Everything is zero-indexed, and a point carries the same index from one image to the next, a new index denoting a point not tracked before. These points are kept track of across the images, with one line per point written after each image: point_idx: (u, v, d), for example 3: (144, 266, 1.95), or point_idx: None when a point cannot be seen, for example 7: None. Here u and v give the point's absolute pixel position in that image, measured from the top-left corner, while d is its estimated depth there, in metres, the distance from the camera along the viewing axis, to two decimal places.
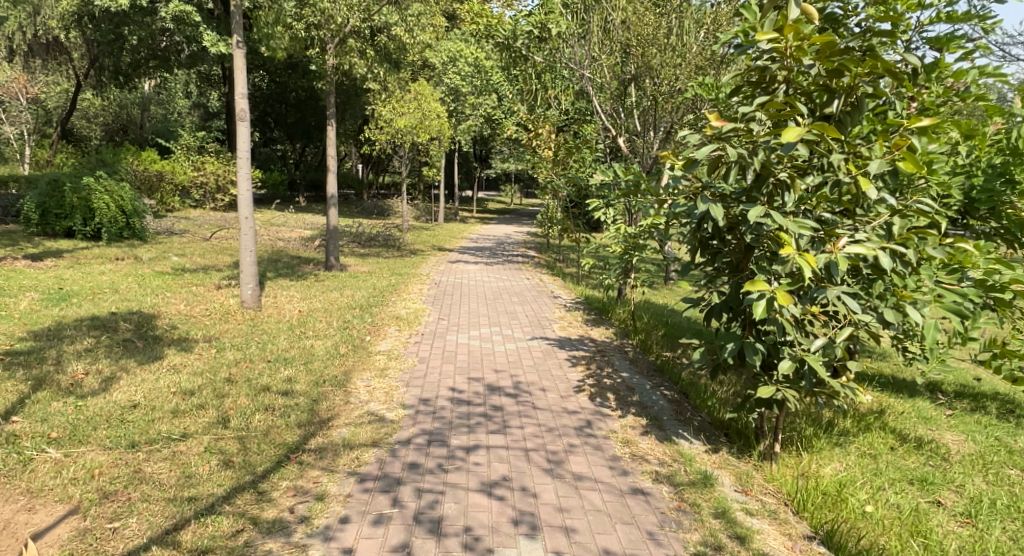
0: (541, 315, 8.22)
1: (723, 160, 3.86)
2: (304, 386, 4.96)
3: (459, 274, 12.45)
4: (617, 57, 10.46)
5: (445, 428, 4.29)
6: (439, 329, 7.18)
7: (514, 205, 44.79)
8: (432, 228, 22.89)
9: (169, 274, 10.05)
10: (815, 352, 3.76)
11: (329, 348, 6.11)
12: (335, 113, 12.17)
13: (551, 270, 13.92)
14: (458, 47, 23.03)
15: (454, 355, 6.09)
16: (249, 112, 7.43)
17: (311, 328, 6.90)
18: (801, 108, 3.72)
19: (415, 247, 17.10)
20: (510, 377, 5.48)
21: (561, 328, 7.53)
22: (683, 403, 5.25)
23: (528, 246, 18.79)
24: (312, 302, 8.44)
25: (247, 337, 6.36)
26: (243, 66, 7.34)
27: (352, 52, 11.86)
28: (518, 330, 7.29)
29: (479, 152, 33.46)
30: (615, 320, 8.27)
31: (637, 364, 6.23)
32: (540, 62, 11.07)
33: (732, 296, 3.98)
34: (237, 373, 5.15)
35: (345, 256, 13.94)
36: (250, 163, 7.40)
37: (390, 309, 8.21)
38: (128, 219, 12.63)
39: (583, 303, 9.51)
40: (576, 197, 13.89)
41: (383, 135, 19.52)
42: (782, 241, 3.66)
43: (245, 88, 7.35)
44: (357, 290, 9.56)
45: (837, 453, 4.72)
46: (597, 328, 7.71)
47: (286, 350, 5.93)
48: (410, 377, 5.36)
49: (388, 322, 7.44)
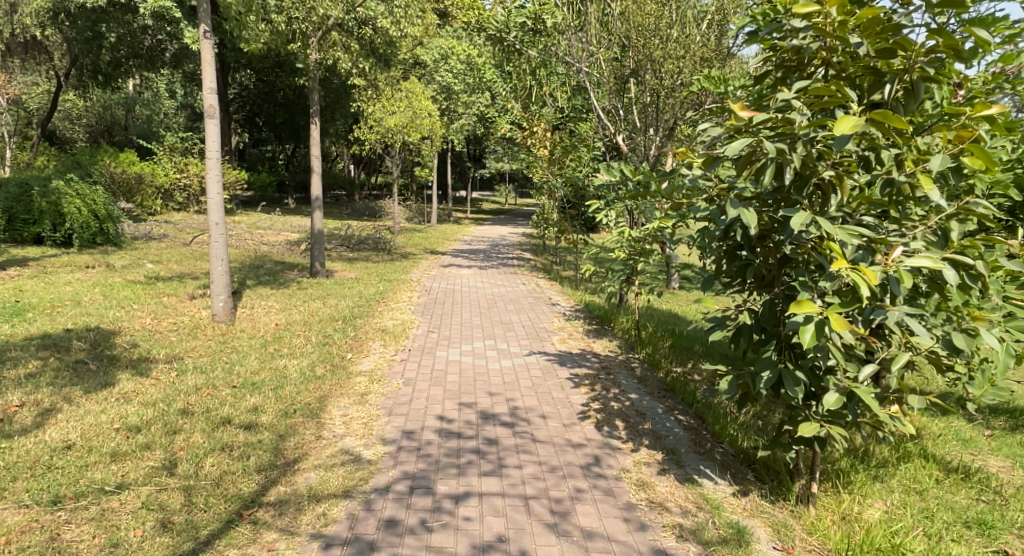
0: (538, 326, 7.63)
1: (756, 158, 3.25)
2: (270, 418, 4.36)
3: (452, 279, 11.85)
4: (615, 50, 9.86)
5: (431, 471, 3.71)
6: (428, 344, 6.57)
7: (509, 205, 44.08)
8: (425, 230, 22.29)
9: (140, 284, 9.42)
10: (865, 381, 3.19)
11: (304, 368, 5.50)
12: (319, 110, 11.55)
13: (548, 273, 13.32)
14: (449, 44, 22.37)
15: (443, 375, 5.49)
16: (219, 108, 6.81)
17: (287, 345, 6.28)
18: (851, 94, 3.12)
19: (407, 250, 16.48)
20: (505, 402, 4.88)
21: (560, 340, 6.94)
22: (701, 431, 4.67)
23: (523, 249, 18.17)
24: (291, 314, 7.81)
25: (213, 358, 5.75)
26: (212, 57, 6.72)
27: (336, 46, 11.25)
28: (514, 344, 6.69)
29: (472, 152, 32.80)
30: (618, 330, 7.67)
31: (646, 383, 5.64)
32: (535, 56, 10.53)
33: (765, 316, 3.39)
34: (195, 402, 4.55)
35: (332, 261, 13.33)
36: (221, 164, 6.79)
37: (375, 321, 7.60)
38: (101, 225, 12.00)
39: (584, 312, 8.89)
40: (574, 198, 13.29)
41: (373, 135, 18.89)
42: (828, 252, 3.08)
43: (213, 83, 6.73)
44: (341, 299, 8.94)
45: (879, 489, 4.14)
46: (600, 340, 7.12)
47: (256, 372, 5.32)
48: (393, 404, 4.76)
49: (372, 336, 6.82)
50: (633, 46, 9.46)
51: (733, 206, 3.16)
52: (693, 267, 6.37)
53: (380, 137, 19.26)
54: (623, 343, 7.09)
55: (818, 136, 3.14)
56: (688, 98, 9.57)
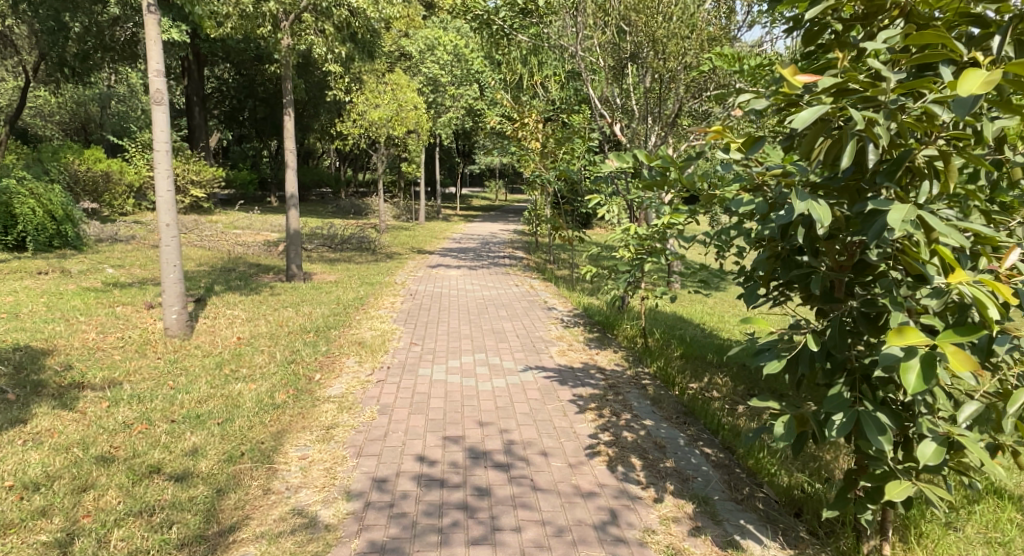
0: (534, 335, 6.85)
1: (832, 132, 2.43)
2: (211, 464, 3.56)
3: (439, 281, 11.09)
4: (612, 33, 9.06)
5: (404, 541, 2.94)
6: (410, 361, 5.75)
7: (501, 202, 43.35)
8: (412, 229, 21.47)
9: (93, 292, 8.59)
10: (970, 426, 2.41)
11: (262, 395, 4.67)
12: (292, 101, 10.69)
13: (542, 273, 12.53)
14: (435, 34, 21.41)
15: (425, 401, 4.67)
16: (168, 93, 6.06)
17: (247, 365, 5.45)
18: (959, 46, 2.32)
19: (393, 250, 15.67)
20: (499, 436, 4.09)
21: (559, 352, 6.16)
22: (735, 469, 3.87)
23: (515, 246, 17.41)
24: (257, 324, 7.00)
25: (157, 382, 4.93)
26: (158, 36, 5.97)
27: (309, 31, 10.45)
28: (507, 358, 5.90)
29: (461, 147, 31.93)
30: (622, 339, 6.89)
31: (662, 404, 4.84)
32: (526, 41, 10.00)
33: (835, 341, 2.57)
34: (121, 444, 3.74)
35: (311, 263, 12.52)
36: (171, 156, 6.03)
37: (352, 332, 6.77)
38: (59, 226, 11.18)
39: (584, 317, 8.08)
40: (568, 193, 12.51)
41: (356, 129, 18.03)
42: (930, 256, 2.28)
43: (160, 64, 5.99)
44: (315, 307, 8.11)
45: (959, 545, 3.35)
46: (604, 350, 6.34)
47: (203, 402, 4.50)
48: (364, 441, 3.95)
49: (346, 351, 5.99)
50: (632, 27, 8.65)
51: (800, 197, 2.35)
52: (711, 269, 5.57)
53: (364, 132, 18.41)
54: (630, 355, 6.28)
55: (911, 104, 2.35)
56: (694, 82, 8.76)
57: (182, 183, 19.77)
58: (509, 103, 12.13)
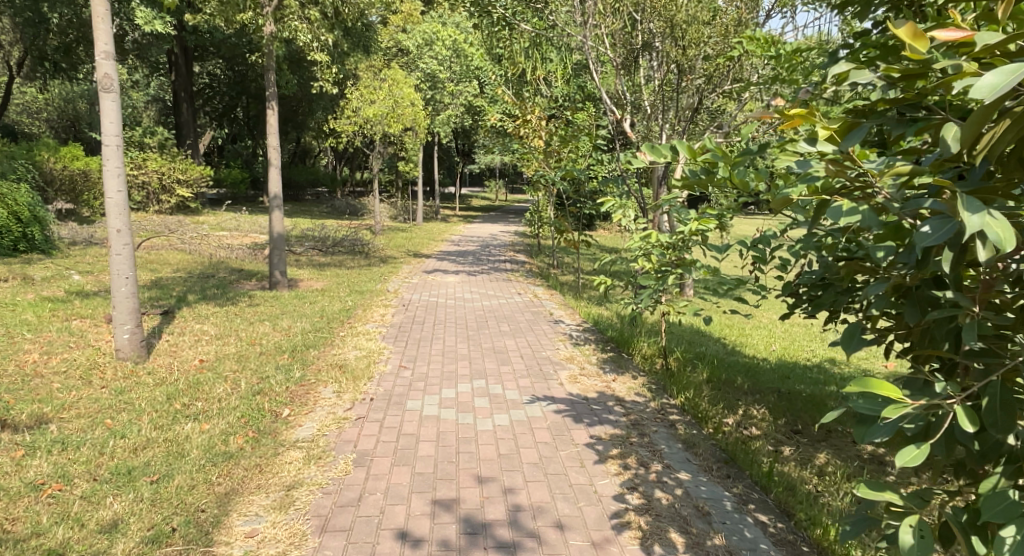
0: (540, 355, 6.04)
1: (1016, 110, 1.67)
2: (129, 547, 2.76)
3: (435, 288, 10.30)
4: (624, 22, 8.26)
5: None
6: (396, 391, 4.92)
7: (502, 203, 42.63)
8: (409, 230, 20.69)
9: (52, 302, 7.82)
10: None
11: (214, 439, 3.85)
12: (275, 94, 9.89)
13: (545, 280, 11.71)
14: (434, 28, 20.54)
15: (413, 448, 3.85)
16: (117, 78, 5.26)
17: (205, 398, 4.62)
18: None
19: (388, 253, 14.86)
20: (502, 499, 3.28)
21: (570, 378, 5.35)
22: (800, 546, 3.05)
23: (516, 249, 16.61)
24: (227, 343, 6.19)
25: (91, 421, 4.11)
26: (106, 14, 5.18)
27: (292, 17, 9.69)
28: (510, 386, 5.08)
29: (461, 146, 31.10)
30: (639, 360, 6.08)
31: (697, 447, 4.01)
32: (530, 30, 9.26)
33: (997, 418, 1.74)
34: (21, 518, 2.95)
35: (297, 268, 11.72)
36: (121, 151, 5.25)
37: (334, 353, 5.95)
38: (26, 229, 10.45)
39: (594, 333, 7.25)
40: (573, 194, 11.70)
41: (350, 126, 17.24)
42: None
43: (109, 45, 5.21)
44: (294, 320, 7.30)
45: None
46: (621, 374, 5.54)
47: (140, 451, 3.68)
48: (333, 508, 3.14)
49: (324, 378, 5.16)
50: (645, 13, 7.85)
51: (968, 206, 1.56)
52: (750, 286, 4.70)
53: (358, 129, 17.61)
54: (650, 379, 5.44)
55: None
56: (716, 73, 7.93)
57: (169, 182, 19.04)
58: (510, 99, 11.34)
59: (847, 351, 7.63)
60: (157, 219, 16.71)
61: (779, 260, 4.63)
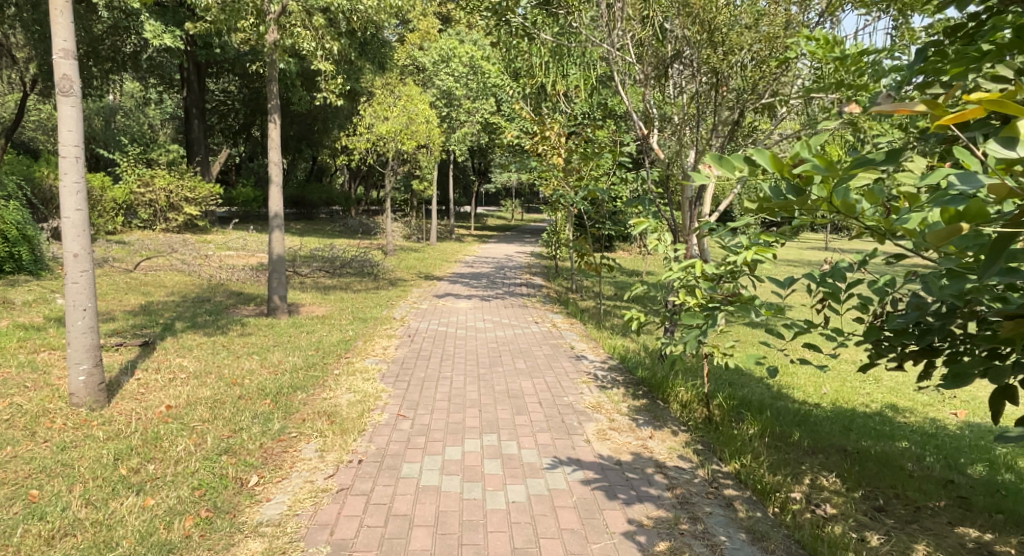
0: (561, 401, 5.21)
1: None
2: None
3: (444, 315, 9.53)
4: (654, 28, 7.50)
5: None
6: (391, 450, 4.11)
7: (517, 221, 41.98)
8: (422, 250, 20.01)
9: (26, 330, 7.15)
10: None
11: (155, 523, 3.08)
12: (278, 106, 9.24)
13: (564, 306, 10.89)
14: (450, 45, 19.85)
15: (404, 538, 3.05)
16: (78, 80, 4.56)
17: (159, 458, 3.84)
18: None
19: (398, 275, 14.14)
20: None
21: (598, 431, 4.50)
22: None
23: (533, 272, 15.81)
24: (204, 382, 5.42)
25: (12, 492, 3.35)
26: (66, 5, 4.50)
27: (296, 24, 9.07)
28: (528, 445, 4.23)
29: (478, 164, 30.44)
30: (675, 409, 5.24)
31: (766, 540, 3.16)
32: (550, 39, 8.55)
33: None
34: None
35: (300, 291, 11.03)
36: (79, 164, 4.55)
37: (324, 397, 5.14)
38: (13, 248, 9.90)
39: (621, 372, 6.41)
40: (595, 215, 10.89)
41: (362, 143, 16.62)
42: None
43: (69, 42, 4.53)
44: (285, 354, 6.52)
45: None
46: (658, 427, 4.69)
47: (57, 541, 2.93)
48: None
49: (307, 431, 4.36)
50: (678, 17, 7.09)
51: None
52: (825, 329, 3.76)
53: (371, 146, 16.95)
54: (693, 434, 4.57)
55: None
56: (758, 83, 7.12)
57: (176, 200, 18.57)
58: (528, 114, 10.56)
59: (908, 396, 6.71)
60: (161, 237, 16.19)
61: (858, 298, 3.79)
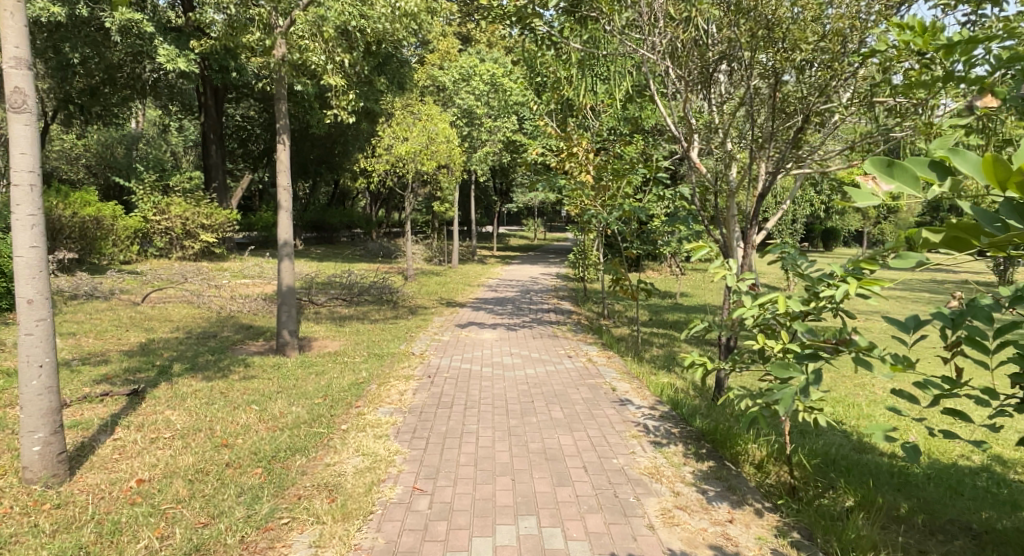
0: (610, 464, 4.33)
1: None
2: None
3: (468, 349, 8.70)
4: (699, 27, 6.63)
5: None
6: (405, 542, 3.30)
7: (539, 241, 41.10)
8: (444, 274, 19.23)
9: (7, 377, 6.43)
10: None
11: None
12: (287, 126, 8.51)
13: (597, 335, 10.00)
14: (470, 62, 18.86)
15: None
16: (33, 95, 3.84)
17: None
18: None
19: (418, 302, 13.37)
20: None
21: (661, 510, 3.64)
22: None
23: (560, 295, 14.92)
24: (188, 444, 4.62)
25: None
26: (18, 6, 3.77)
27: (304, 35, 8.25)
28: (576, 533, 3.38)
29: (499, 183, 29.62)
30: (748, 472, 4.36)
31: None
32: (581, 46, 7.72)
33: None
34: None
35: (314, 323, 10.27)
36: (31, 194, 3.82)
37: (328, 463, 4.32)
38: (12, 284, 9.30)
39: (674, 419, 5.52)
40: (628, 236, 9.99)
41: (381, 165, 15.89)
42: None
43: (21, 49, 3.80)
44: (288, 403, 5.71)
45: None
46: (734, 501, 3.81)
47: None
48: None
49: (302, 514, 3.55)
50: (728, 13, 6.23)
51: None
52: (978, 392, 2.85)
53: (390, 168, 16.21)
54: (780, 514, 3.66)
55: None
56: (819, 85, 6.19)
57: (192, 227, 18.07)
58: (554, 129, 9.72)
59: (1013, 446, 5.70)
60: (176, 266, 15.63)
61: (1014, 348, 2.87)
